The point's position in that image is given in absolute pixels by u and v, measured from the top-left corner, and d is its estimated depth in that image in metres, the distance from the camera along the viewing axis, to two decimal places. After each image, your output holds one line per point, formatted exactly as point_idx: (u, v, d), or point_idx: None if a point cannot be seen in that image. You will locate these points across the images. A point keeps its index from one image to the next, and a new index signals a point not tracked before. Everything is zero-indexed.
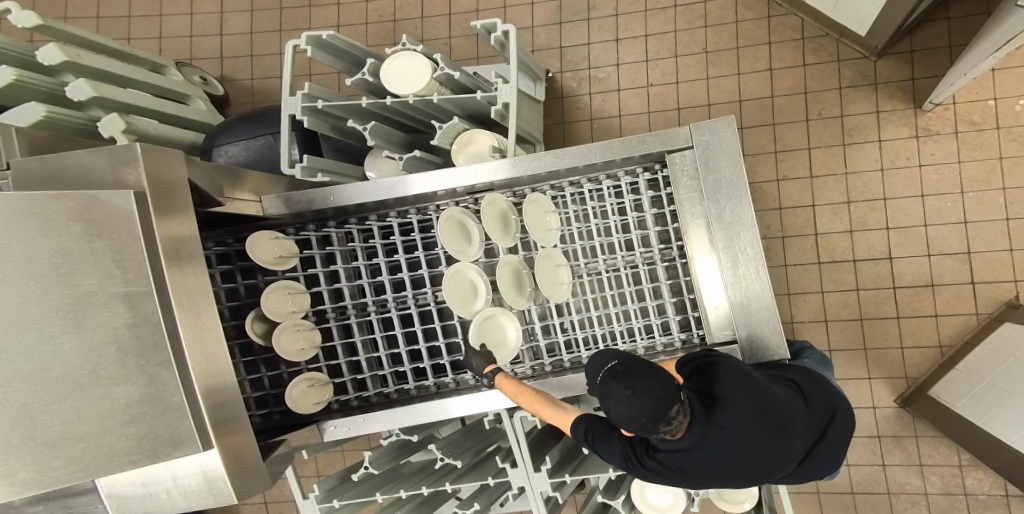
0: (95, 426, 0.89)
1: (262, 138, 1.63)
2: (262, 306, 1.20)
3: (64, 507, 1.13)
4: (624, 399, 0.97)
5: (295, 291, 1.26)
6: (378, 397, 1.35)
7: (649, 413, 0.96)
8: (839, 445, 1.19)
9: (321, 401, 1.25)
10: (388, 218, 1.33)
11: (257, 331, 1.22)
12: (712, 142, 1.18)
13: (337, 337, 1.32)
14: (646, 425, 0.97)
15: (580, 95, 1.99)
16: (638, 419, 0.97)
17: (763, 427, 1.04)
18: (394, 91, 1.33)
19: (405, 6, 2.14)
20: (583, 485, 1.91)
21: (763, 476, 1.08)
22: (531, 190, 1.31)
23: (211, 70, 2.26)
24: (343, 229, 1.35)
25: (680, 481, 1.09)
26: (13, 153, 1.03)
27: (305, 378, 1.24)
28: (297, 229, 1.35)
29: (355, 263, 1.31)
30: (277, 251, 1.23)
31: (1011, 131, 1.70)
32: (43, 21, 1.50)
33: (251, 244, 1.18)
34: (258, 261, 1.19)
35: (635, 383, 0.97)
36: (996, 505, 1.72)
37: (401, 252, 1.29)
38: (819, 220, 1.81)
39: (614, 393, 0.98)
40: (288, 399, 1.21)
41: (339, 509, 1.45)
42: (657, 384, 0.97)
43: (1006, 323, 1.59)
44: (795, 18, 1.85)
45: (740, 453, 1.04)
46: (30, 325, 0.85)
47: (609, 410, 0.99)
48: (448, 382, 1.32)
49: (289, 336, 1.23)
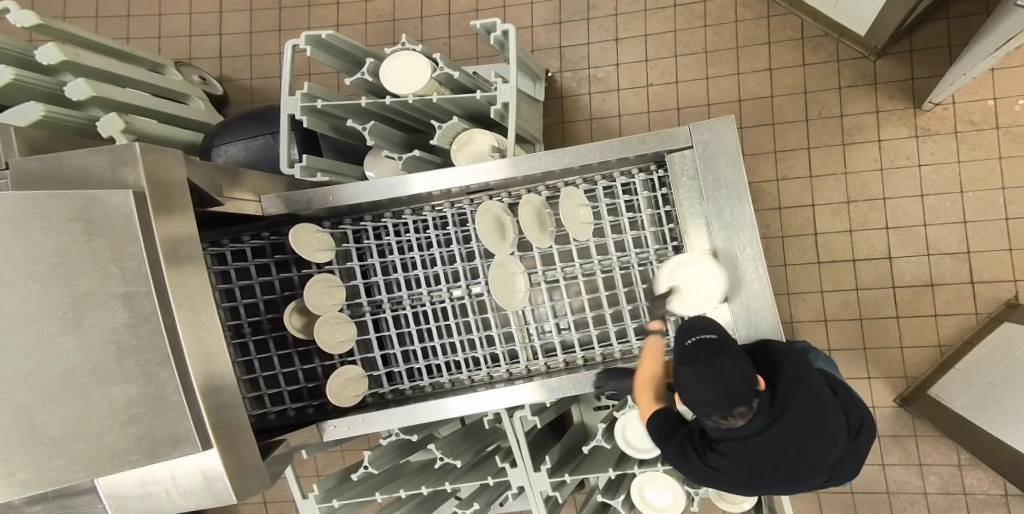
0: (95, 426, 0.88)
1: (262, 138, 1.63)
2: (304, 297, 1.21)
3: (65, 507, 1.12)
4: (699, 374, 1.01)
5: (333, 285, 1.28)
6: (411, 390, 1.36)
7: (711, 398, 1.01)
8: (863, 452, 1.18)
9: (359, 393, 1.27)
10: (424, 212, 1.34)
11: (296, 324, 1.23)
12: (711, 141, 1.17)
13: (372, 330, 1.33)
14: (702, 407, 1.02)
15: (580, 95, 1.99)
16: (699, 397, 1.01)
17: (818, 418, 1.06)
18: (394, 91, 1.33)
19: (405, 6, 2.14)
20: (582, 485, 1.91)
21: (807, 476, 1.08)
22: (528, 190, 1.32)
23: (210, 70, 2.26)
24: (379, 223, 1.35)
25: (738, 475, 1.08)
26: (13, 153, 1.03)
27: (341, 372, 1.25)
28: (334, 224, 1.37)
29: (390, 258, 1.32)
30: (315, 244, 1.25)
31: (1011, 131, 1.70)
32: (43, 20, 1.49)
33: (293, 237, 1.20)
34: (303, 253, 1.22)
35: (717, 362, 1.02)
36: (996, 505, 1.72)
37: (417, 249, 1.30)
38: (819, 220, 1.81)
39: (694, 365, 1.02)
40: (328, 393, 1.22)
41: (339, 509, 1.45)
42: (737, 378, 1.01)
43: (1006, 323, 1.59)
44: (795, 18, 1.85)
45: (792, 441, 1.05)
46: (28, 324, 0.84)
47: (677, 376, 1.04)
48: (481, 376, 1.32)
49: (328, 328, 1.24)
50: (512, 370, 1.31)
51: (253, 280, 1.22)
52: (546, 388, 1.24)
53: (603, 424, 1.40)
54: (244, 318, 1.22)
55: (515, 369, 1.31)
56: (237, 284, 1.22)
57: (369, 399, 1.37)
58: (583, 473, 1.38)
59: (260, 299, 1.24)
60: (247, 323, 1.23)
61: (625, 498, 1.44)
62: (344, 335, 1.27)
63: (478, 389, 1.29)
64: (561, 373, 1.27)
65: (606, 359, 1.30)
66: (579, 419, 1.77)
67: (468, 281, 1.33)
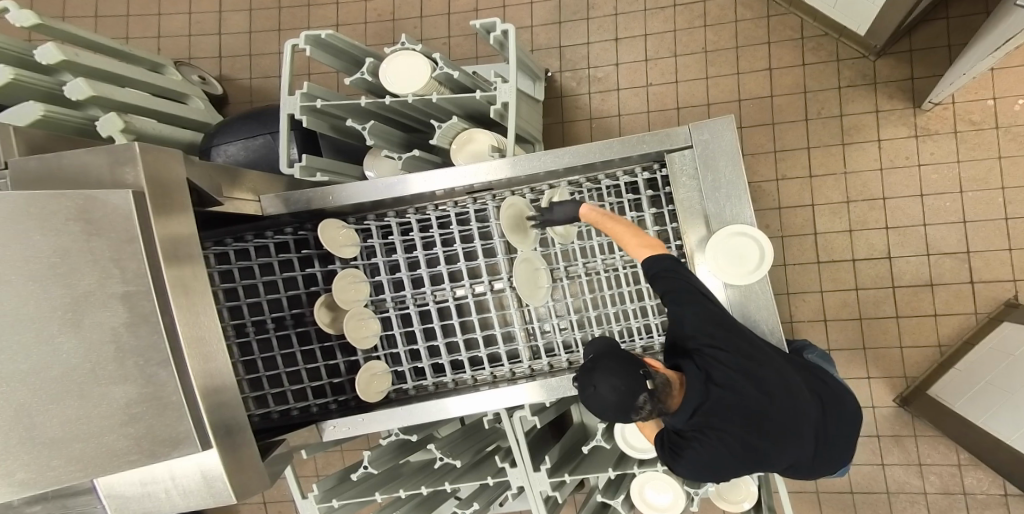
0: (94, 426, 0.88)
1: (261, 138, 1.63)
2: (332, 293, 1.24)
3: (64, 507, 1.12)
4: (591, 394, 0.99)
5: (358, 279, 1.30)
6: (434, 386, 1.36)
7: (614, 405, 0.98)
8: (845, 435, 1.18)
9: (383, 390, 1.28)
10: (447, 208, 1.33)
11: (324, 320, 1.25)
12: (711, 141, 1.17)
13: (395, 326, 1.33)
14: (616, 416, 0.99)
15: (580, 95, 1.99)
16: (608, 410, 0.99)
17: (759, 361, 1.06)
18: (394, 91, 1.33)
19: (404, 5, 2.13)
20: (582, 485, 1.91)
21: (787, 430, 1.07)
22: (544, 187, 1.31)
23: (210, 69, 2.26)
24: (402, 219, 1.35)
25: (703, 471, 1.07)
26: (12, 153, 1.02)
27: (367, 368, 1.26)
28: (358, 219, 1.36)
29: (414, 254, 1.32)
30: (341, 239, 1.27)
31: (1010, 131, 1.70)
32: (41, 20, 1.49)
33: (321, 231, 1.22)
34: (329, 249, 1.24)
35: (601, 374, 0.99)
36: (996, 504, 1.72)
37: (441, 245, 1.29)
38: (819, 219, 1.81)
39: (583, 387, 1.00)
40: (357, 389, 1.23)
41: (339, 509, 1.45)
42: (619, 377, 0.97)
43: (1005, 323, 1.59)
44: (795, 18, 1.85)
45: (749, 398, 1.04)
46: (26, 323, 0.84)
47: (583, 403, 1.02)
48: (503, 372, 1.32)
49: (355, 324, 1.27)
50: (522, 368, 1.32)
51: (261, 279, 1.22)
52: (545, 387, 1.25)
53: (603, 425, 1.40)
54: (250, 318, 1.22)
55: (528, 367, 1.31)
56: (243, 282, 1.21)
57: (392, 395, 1.36)
58: (582, 473, 1.37)
59: (265, 299, 1.23)
60: (250, 322, 1.23)
61: (625, 498, 1.45)
62: (371, 331, 1.29)
63: (480, 389, 1.29)
64: (568, 371, 1.27)
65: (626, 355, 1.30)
66: (578, 419, 1.77)
67: (491, 276, 1.33)
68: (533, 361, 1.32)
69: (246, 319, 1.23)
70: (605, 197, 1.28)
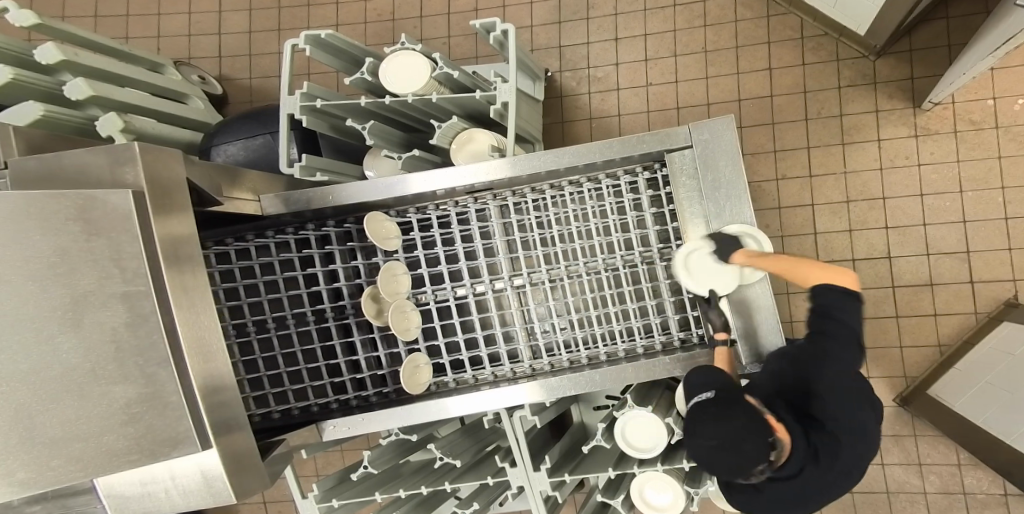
0: (95, 426, 0.88)
1: (261, 138, 1.63)
2: (378, 284, 1.24)
3: (65, 507, 1.12)
4: (708, 447, 0.96)
5: (398, 273, 1.29)
6: (474, 379, 1.34)
7: (729, 465, 0.96)
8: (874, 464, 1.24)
9: (427, 381, 1.27)
10: (486, 202, 1.32)
11: (371, 312, 1.23)
12: (711, 141, 1.17)
13: (435, 319, 1.33)
14: (723, 472, 0.97)
15: (580, 94, 1.99)
16: (716, 465, 0.97)
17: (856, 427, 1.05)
18: (394, 91, 1.33)
19: (404, 5, 2.13)
20: (582, 485, 1.91)
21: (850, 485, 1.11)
22: (564, 183, 1.30)
23: (209, 69, 2.26)
24: (442, 212, 1.34)
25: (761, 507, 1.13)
26: (11, 153, 1.02)
27: (410, 359, 1.25)
28: (399, 212, 1.36)
29: (455, 247, 1.32)
30: (384, 232, 1.26)
31: (1010, 130, 1.70)
32: (41, 19, 1.49)
33: (368, 225, 1.22)
34: (375, 240, 1.23)
35: (727, 429, 0.94)
36: (995, 504, 1.72)
37: (478, 238, 1.29)
38: (818, 219, 1.81)
39: (702, 436, 0.96)
40: (402, 382, 1.22)
41: (339, 509, 1.44)
42: (748, 443, 0.94)
43: (1005, 323, 1.59)
44: (795, 18, 1.85)
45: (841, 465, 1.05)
46: (23, 321, 0.84)
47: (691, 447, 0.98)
48: (541, 365, 1.31)
49: (399, 316, 1.26)
50: (559, 360, 1.31)
51: (282, 275, 1.22)
52: (545, 387, 1.24)
53: (603, 425, 1.40)
54: (264, 315, 1.22)
55: (554, 361, 1.30)
56: (257, 280, 1.21)
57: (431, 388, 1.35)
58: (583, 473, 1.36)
59: (281, 296, 1.23)
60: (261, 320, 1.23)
61: (625, 498, 1.45)
62: (413, 324, 1.28)
63: (483, 388, 1.29)
64: (576, 370, 1.26)
65: (647, 351, 1.29)
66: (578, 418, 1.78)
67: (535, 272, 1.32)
68: (573, 352, 1.31)
69: (249, 318, 1.23)
70: (607, 196, 1.27)
